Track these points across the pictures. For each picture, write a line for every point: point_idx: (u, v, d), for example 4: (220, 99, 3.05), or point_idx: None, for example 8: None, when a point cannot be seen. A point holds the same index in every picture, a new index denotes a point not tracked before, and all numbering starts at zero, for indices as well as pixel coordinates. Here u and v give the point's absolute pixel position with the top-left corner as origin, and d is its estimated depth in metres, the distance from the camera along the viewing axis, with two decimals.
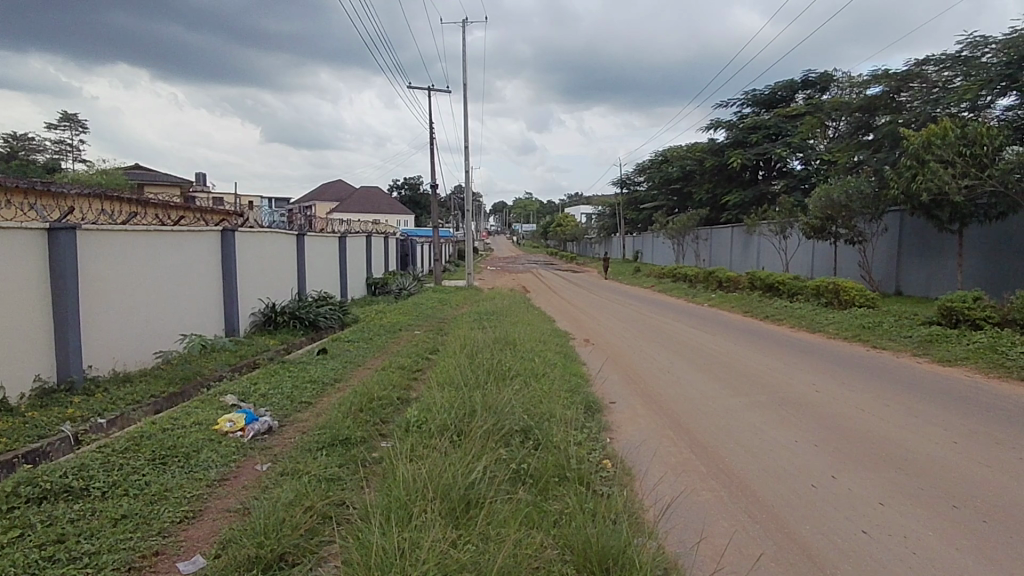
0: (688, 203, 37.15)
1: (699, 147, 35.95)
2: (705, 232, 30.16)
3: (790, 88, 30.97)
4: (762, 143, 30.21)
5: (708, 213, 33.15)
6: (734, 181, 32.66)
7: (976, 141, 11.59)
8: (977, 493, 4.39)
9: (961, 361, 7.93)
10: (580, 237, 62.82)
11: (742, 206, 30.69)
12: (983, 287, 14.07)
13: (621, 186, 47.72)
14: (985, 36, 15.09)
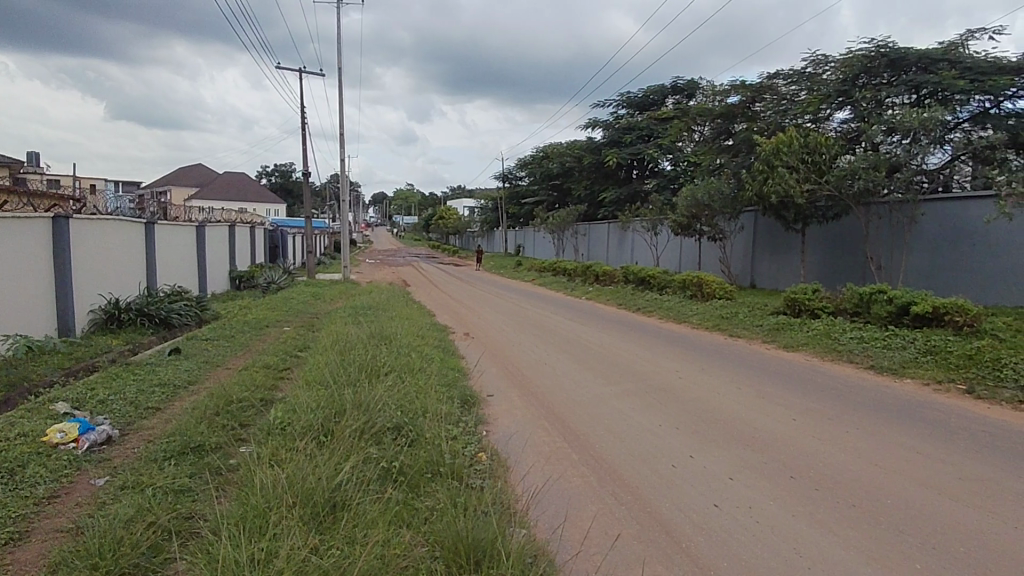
0: (568, 200, 38.49)
1: (578, 144, 37.29)
2: (583, 227, 31.34)
3: (660, 92, 33.01)
4: (635, 143, 31.87)
5: (586, 209, 34.38)
6: (610, 178, 34.16)
7: (816, 149, 13.01)
8: (809, 464, 4.89)
9: (802, 346, 8.83)
10: (463, 231, 62.98)
11: (618, 203, 32.20)
12: (820, 280, 15.80)
13: (503, 181, 48.43)
14: (825, 55, 16.75)
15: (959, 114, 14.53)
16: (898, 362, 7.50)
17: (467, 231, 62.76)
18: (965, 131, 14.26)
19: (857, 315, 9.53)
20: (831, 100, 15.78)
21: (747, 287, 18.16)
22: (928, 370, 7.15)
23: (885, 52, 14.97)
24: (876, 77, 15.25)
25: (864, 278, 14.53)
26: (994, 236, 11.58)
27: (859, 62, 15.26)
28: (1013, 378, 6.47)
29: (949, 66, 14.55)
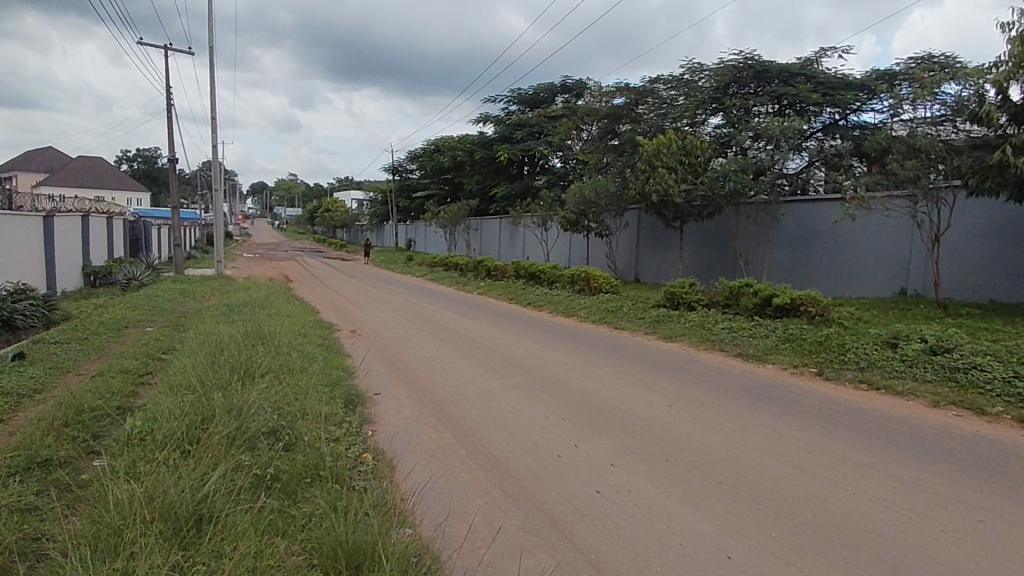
0: (460, 194, 38.49)
1: (469, 139, 37.33)
2: (475, 222, 31.48)
3: (550, 91, 33.79)
4: (526, 140, 32.43)
5: (478, 204, 34.50)
6: (502, 173, 34.53)
7: (692, 152, 13.89)
8: (681, 447, 5.20)
9: (679, 337, 9.39)
10: (352, 224, 61.12)
11: (509, 198, 32.61)
12: (696, 274, 16.89)
13: (393, 173, 47.48)
14: (700, 64, 17.88)
15: (813, 124, 16.11)
16: (762, 349, 8.18)
17: (356, 224, 60.96)
18: (818, 139, 15.82)
19: (727, 306, 10.29)
20: (706, 106, 16.89)
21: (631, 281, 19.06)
22: (786, 356, 7.85)
23: (752, 64, 16.25)
24: (744, 87, 16.51)
25: (734, 272, 15.72)
26: (842, 235, 12.94)
27: (730, 72, 16.43)
28: (855, 361, 7.27)
29: (805, 80, 16.08)
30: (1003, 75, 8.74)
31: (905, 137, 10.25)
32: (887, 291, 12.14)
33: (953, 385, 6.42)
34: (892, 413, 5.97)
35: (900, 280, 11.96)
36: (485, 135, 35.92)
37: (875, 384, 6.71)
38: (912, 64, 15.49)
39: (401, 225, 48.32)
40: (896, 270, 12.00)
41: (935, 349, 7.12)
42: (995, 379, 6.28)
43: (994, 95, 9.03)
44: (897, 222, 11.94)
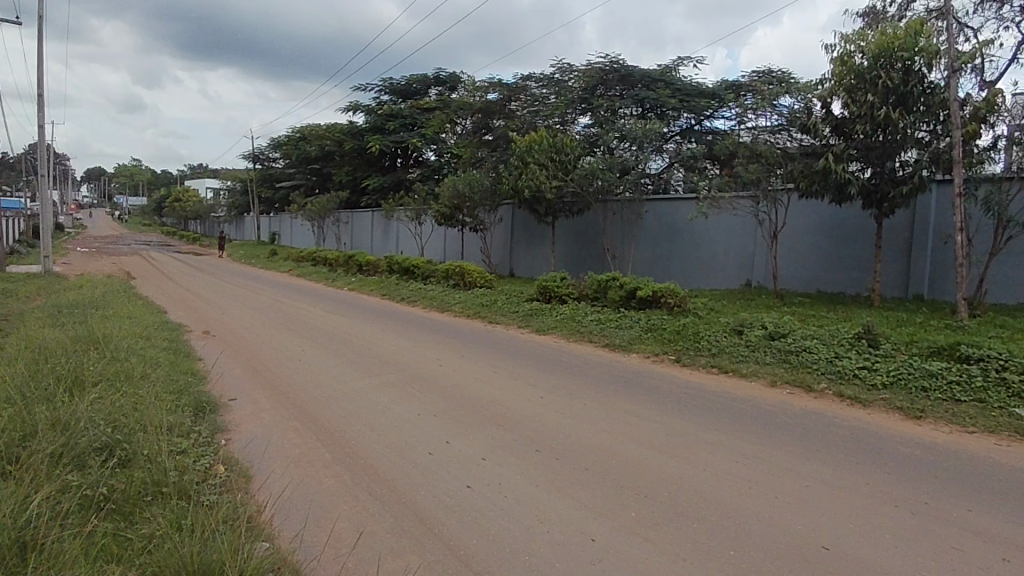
0: (329, 185, 36.92)
1: (338, 127, 35.91)
2: (346, 215, 30.42)
3: (423, 82, 33.37)
4: (398, 131, 31.80)
5: (348, 196, 33.27)
6: (373, 165, 33.58)
7: (562, 150, 14.38)
8: (550, 436, 5.34)
9: (551, 329, 9.65)
10: (209, 216, 56.53)
11: (381, 191, 31.82)
12: (567, 268, 17.51)
13: (255, 162, 44.49)
14: (570, 64, 18.54)
15: (672, 127, 17.30)
16: (627, 340, 8.63)
17: (213, 215, 56.44)
18: (676, 142, 17.00)
19: (595, 299, 10.76)
20: (574, 106, 17.48)
21: (506, 276, 19.33)
22: (648, 345, 8.35)
23: (617, 67, 17.13)
24: (610, 89, 17.34)
25: (602, 267, 16.49)
26: (697, 232, 14.02)
27: (598, 74, 17.20)
28: (707, 348, 7.89)
29: (665, 86, 17.23)
30: (827, 91, 9.89)
31: (748, 144, 11.37)
32: (735, 283, 13.35)
33: (787, 366, 7.18)
34: (737, 394, 6.55)
35: (746, 273, 13.21)
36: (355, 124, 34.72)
37: (724, 368, 7.33)
38: (754, 77, 17.13)
39: (264, 217, 45.48)
40: (743, 265, 13.24)
41: (773, 334, 7.91)
42: (820, 360, 7.10)
43: (820, 109, 10.20)
44: (742, 220, 13.15)
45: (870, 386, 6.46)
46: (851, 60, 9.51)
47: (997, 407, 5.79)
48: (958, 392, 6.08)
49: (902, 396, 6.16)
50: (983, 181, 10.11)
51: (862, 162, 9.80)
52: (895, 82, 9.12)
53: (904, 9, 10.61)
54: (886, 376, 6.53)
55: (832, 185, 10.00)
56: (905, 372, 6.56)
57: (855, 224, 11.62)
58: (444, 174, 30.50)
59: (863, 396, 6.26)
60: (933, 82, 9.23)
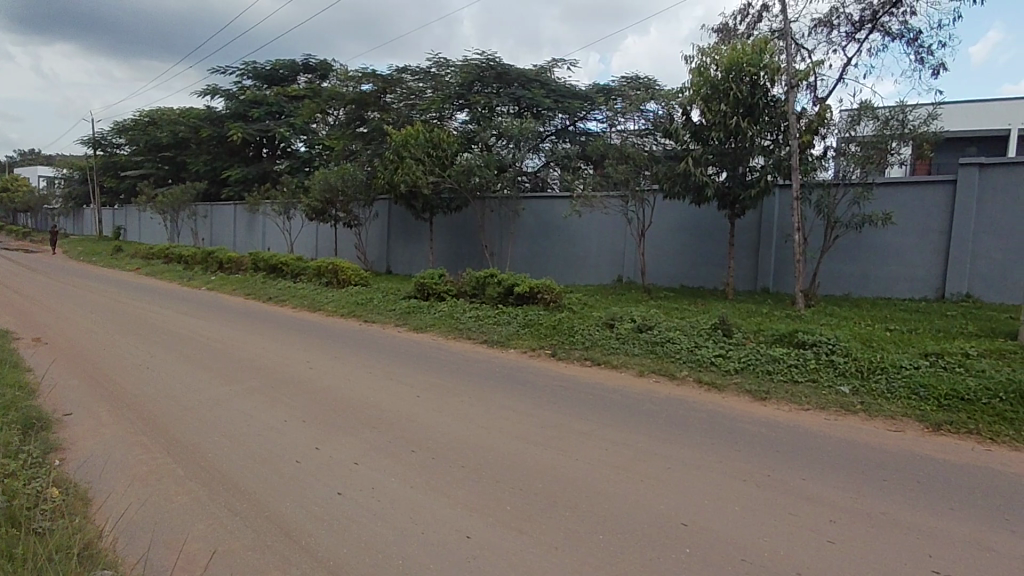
0: (184, 175, 33.98)
1: (193, 112, 33.12)
2: (205, 208, 28.18)
3: (291, 69, 31.68)
4: (263, 119, 29.97)
5: (207, 187, 30.80)
6: (236, 155, 31.36)
7: (439, 145, 14.26)
8: (427, 436, 5.24)
9: (428, 327, 9.52)
10: (37, 207, 49.85)
11: (244, 182, 29.81)
12: (445, 264, 17.43)
13: (94, 147, 39.87)
14: (446, 59, 18.47)
15: (547, 127, 17.59)
16: (504, 335, 8.73)
17: (42, 207, 49.83)
18: (551, 142, 17.49)
19: (473, 296, 10.80)
20: (451, 101, 17.45)
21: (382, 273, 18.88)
22: (525, 341, 8.49)
23: (493, 65, 17.31)
24: (486, 85, 17.48)
25: (480, 263, 16.61)
26: (571, 230, 14.52)
27: (474, 70, 17.29)
28: (581, 341, 8.18)
29: (540, 87, 17.64)
30: (687, 100, 10.63)
31: (617, 146, 11.95)
32: (606, 279, 14.01)
33: (653, 356, 7.62)
34: (607, 384, 6.85)
35: (617, 269, 13.88)
36: (213, 110, 32.23)
37: (597, 360, 7.63)
38: (622, 82, 18.03)
39: (107, 209, 40.93)
40: (614, 261, 13.91)
41: (641, 327, 8.37)
42: (682, 350, 7.62)
43: (681, 116, 10.93)
44: (613, 219, 13.83)
45: (724, 371, 7.03)
46: (707, 72, 10.27)
47: (826, 385, 6.54)
48: (795, 374, 6.78)
49: (750, 380, 6.77)
50: (816, 187, 11.45)
51: (717, 166, 10.63)
52: (744, 94, 9.97)
53: (751, 28, 11.65)
54: (737, 363, 7.14)
55: (691, 187, 10.76)
56: (753, 358, 7.20)
57: (711, 223, 12.61)
58: (314, 166, 29.24)
59: (718, 381, 6.80)
60: (776, 96, 10.20)
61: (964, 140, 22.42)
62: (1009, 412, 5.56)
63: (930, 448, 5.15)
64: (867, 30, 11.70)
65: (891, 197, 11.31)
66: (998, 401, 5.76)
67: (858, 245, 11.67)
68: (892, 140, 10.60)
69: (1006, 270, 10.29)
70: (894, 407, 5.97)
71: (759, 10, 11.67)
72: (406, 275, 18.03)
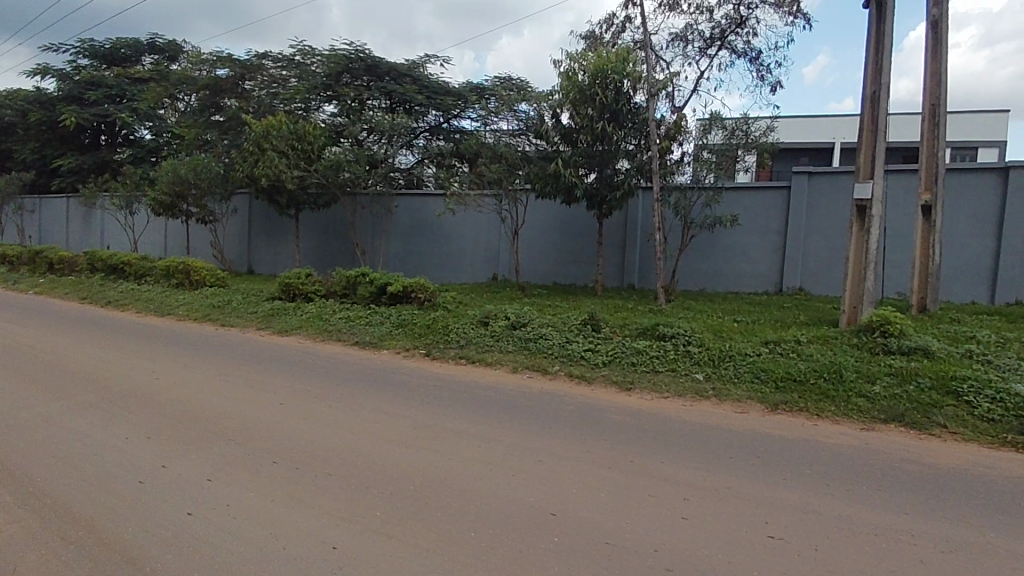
0: (2, 163, 29.62)
1: (12, 92, 28.95)
2: (29, 201, 24.79)
3: (135, 48, 28.66)
4: (101, 103, 26.87)
5: (32, 178, 27.11)
6: (68, 142, 27.86)
7: (304, 137, 13.58)
8: (291, 445, 4.93)
9: (294, 330, 9.01)
10: None
11: (79, 173, 26.59)
12: (314, 263, 16.66)
13: None
14: (312, 48, 17.68)
15: (420, 123, 17.29)
16: (377, 336, 8.48)
17: None
18: (425, 138, 17.29)
19: (343, 296, 10.41)
20: (318, 92, 16.81)
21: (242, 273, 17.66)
22: (398, 341, 8.31)
23: (362, 57, 16.82)
24: (356, 77, 16.95)
25: (351, 262, 16.07)
26: (446, 228, 14.48)
27: (341, 61, 16.71)
28: (456, 340, 8.15)
29: (412, 82, 17.33)
30: (557, 103, 10.96)
31: (490, 145, 12.08)
32: (482, 277, 14.14)
33: (527, 352, 7.78)
34: (481, 382, 6.89)
35: (492, 267, 14.07)
36: (39, 91, 28.40)
37: (471, 358, 7.64)
38: (495, 82, 18.24)
39: None
40: (489, 259, 14.07)
41: (515, 324, 8.51)
42: (554, 345, 7.84)
43: (551, 118, 11.26)
44: (488, 218, 13.98)
45: (593, 364, 7.33)
46: (575, 77, 10.65)
47: (683, 373, 7.04)
48: (657, 364, 7.23)
49: (616, 372, 7.12)
50: (673, 190, 11.96)
51: (585, 168, 11.07)
52: (609, 99, 10.45)
53: (615, 37, 12.27)
54: (604, 356, 7.48)
55: (562, 187, 11.15)
56: (619, 351, 7.58)
57: (580, 223, 13.14)
58: (163, 157, 26.68)
59: (588, 374, 7.08)
60: (638, 103, 10.80)
61: (796, 151, 25.18)
62: (831, 390, 6.31)
63: (769, 426, 5.73)
64: (717, 47, 12.78)
65: (737, 200, 12.44)
66: (823, 381, 6.52)
67: (710, 244, 12.71)
68: (738, 148, 11.69)
69: (830, 266, 11.72)
70: (740, 391, 6.54)
71: (622, 21, 12.32)
72: (269, 275, 17.00)
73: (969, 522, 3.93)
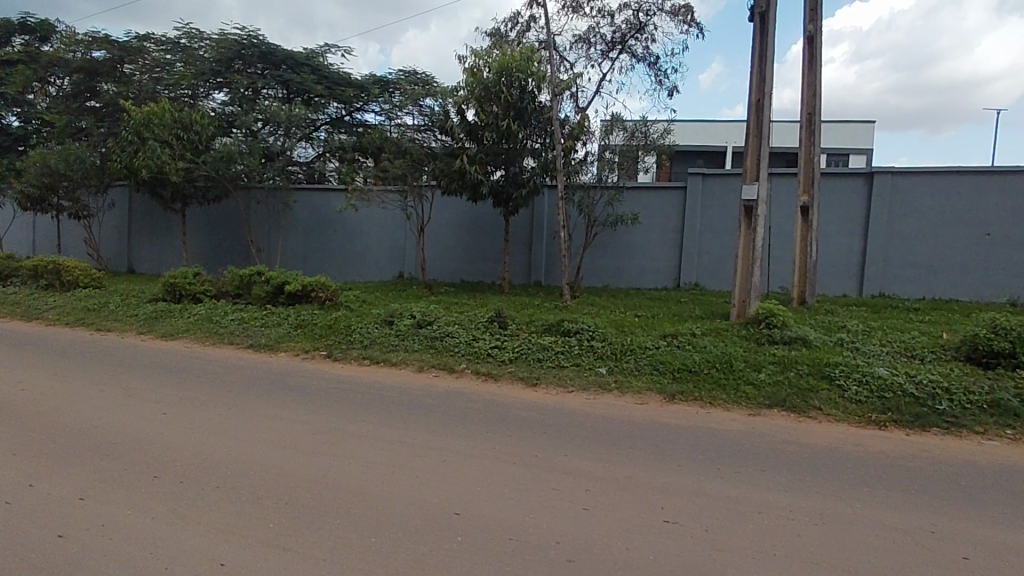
0: None
1: None
2: None
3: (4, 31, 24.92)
4: None
5: None
6: None
7: (191, 127, 12.69)
8: (176, 457, 4.57)
9: (181, 333, 8.39)
10: None
11: None
12: (204, 262, 15.61)
13: None
14: (200, 31, 16.58)
15: (321, 115, 16.62)
16: (274, 338, 8.06)
17: None
18: (327, 131, 16.64)
19: (237, 296, 9.82)
20: (206, 78, 15.86)
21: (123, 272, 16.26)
22: (297, 343, 7.94)
23: (256, 43, 15.95)
24: (249, 65, 16.07)
25: (247, 260, 15.22)
26: (349, 224, 14.04)
27: (232, 46, 15.79)
28: (359, 340, 7.90)
29: (311, 72, 16.61)
30: (462, 99, 10.90)
31: (393, 140, 11.85)
32: (387, 275, 13.85)
33: (433, 350, 7.68)
34: (386, 382, 6.72)
35: (398, 265, 13.80)
36: None
37: (375, 358, 7.44)
38: (400, 75, 17.85)
39: None
40: (395, 257, 13.79)
41: (420, 323, 8.37)
42: (460, 343, 7.79)
43: (456, 114, 11.18)
44: (393, 214, 13.69)
45: (500, 361, 7.36)
46: (479, 74, 10.64)
47: (587, 367, 7.21)
48: (562, 359, 7.37)
49: (522, 368, 7.18)
50: (578, 188, 12.21)
51: (491, 165, 11.10)
52: (514, 98, 10.52)
53: (520, 36, 12.37)
54: (511, 353, 7.52)
55: (467, 184, 11.12)
56: (525, 348, 7.65)
57: (487, 220, 13.16)
58: (31, 146, 24.03)
59: (494, 371, 7.09)
60: (542, 102, 10.96)
61: (692, 153, 26.57)
62: (723, 379, 6.70)
63: (666, 415, 5.98)
64: (618, 51, 13.20)
65: (637, 199, 12.94)
66: (715, 371, 6.91)
67: (613, 242, 13.14)
68: (638, 150, 12.16)
69: (721, 263, 12.46)
70: (640, 383, 6.80)
71: (526, 20, 12.44)
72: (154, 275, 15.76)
73: (838, 495, 4.30)
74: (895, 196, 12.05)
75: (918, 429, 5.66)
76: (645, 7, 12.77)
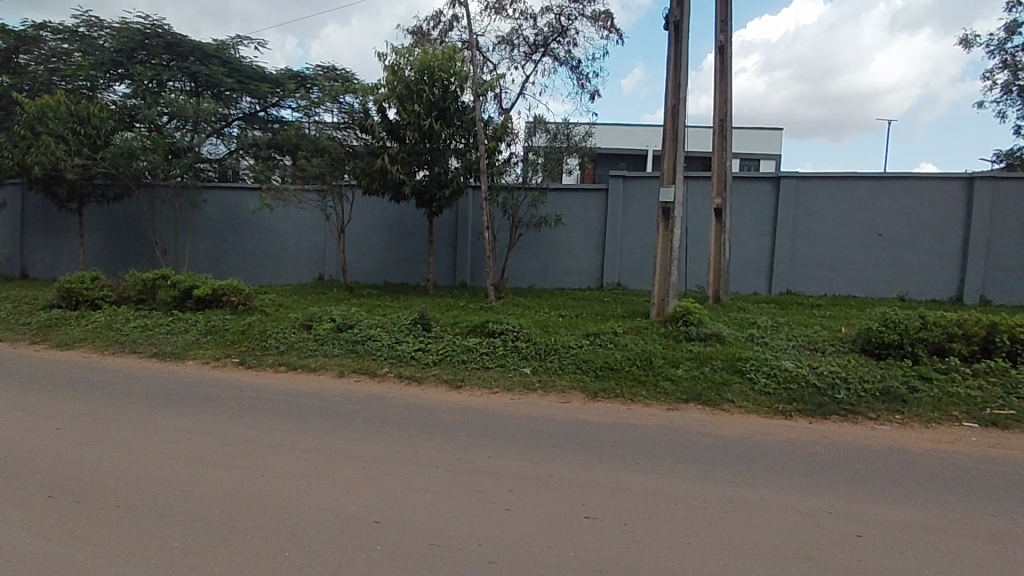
0: None
1: None
2: None
3: None
4: None
5: None
6: None
7: (88, 120, 11.80)
8: (67, 476, 4.20)
9: (76, 342, 7.75)
10: None
11: None
12: (106, 265, 14.51)
13: None
14: (99, 18, 15.49)
15: (234, 110, 15.85)
16: (182, 345, 7.60)
17: None
18: (241, 128, 15.90)
19: (141, 302, 9.20)
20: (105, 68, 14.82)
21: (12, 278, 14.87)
22: (207, 349, 7.52)
23: (161, 33, 15.06)
24: (154, 56, 15.15)
25: (154, 262, 14.29)
26: (266, 225, 13.47)
27: (135, 36, 14.85)
28: (275, 346, 7.58)
29: (222, 64, 15.81)
30: (383, 97, 10.70)
31: (311, 138, 11.50)
32: (308, 278, 13.38)
33: (354, 354, 7.47)
34: (304, 389, 6.47)
35: (319, 267, 13.37)
36: None
37: (293, 364, 7.16)
38: (320, 71, 17.29)
39: None
40: (315, 258, 13.35)
41: (341, 326, 8.14)
42: (383, 346, 7.62)
43: (377, 113, 10.95)
44: (312, 214, 13.25)
45: (424, 364, 7.25)
46: (401, 72, 10.49)
47: (511, 367, 7.24)
48: (486, 360, 7.36)
49: (446, 370, 7.11)
50: (502, 189, 12.25)
51: (414, 165, 10.95)
52: (435, 97, 10.42)
53: (443, 35, 12.29)
54: (435, 355, 7.43)
55: (390, 184, 10.93)
56: (450, 350, 7.58)
57: (412, 221, 12.97)
58: None
59: (418, 374, 6.98)
60: (465, 103, 10.92)
61: (615, 156, 27.26)
62: (642, 376, 6.90)
63: (588, 413, 6.08)
64: (541, 53, 13.36)
65: (561, 201, 13.13)
66: (635, 368, 7.10)
67: (538, 242, 13.27)
68: (561, 152, 12.34)
69: (642, 262, 12.85)
70: (563, 382, 6.89)
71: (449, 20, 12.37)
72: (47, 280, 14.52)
73: (748, 483, 4.51)
74: (800, 199, 12.83)
75: (819, 417, 6.04)
76: (566, 11, 13.00)
